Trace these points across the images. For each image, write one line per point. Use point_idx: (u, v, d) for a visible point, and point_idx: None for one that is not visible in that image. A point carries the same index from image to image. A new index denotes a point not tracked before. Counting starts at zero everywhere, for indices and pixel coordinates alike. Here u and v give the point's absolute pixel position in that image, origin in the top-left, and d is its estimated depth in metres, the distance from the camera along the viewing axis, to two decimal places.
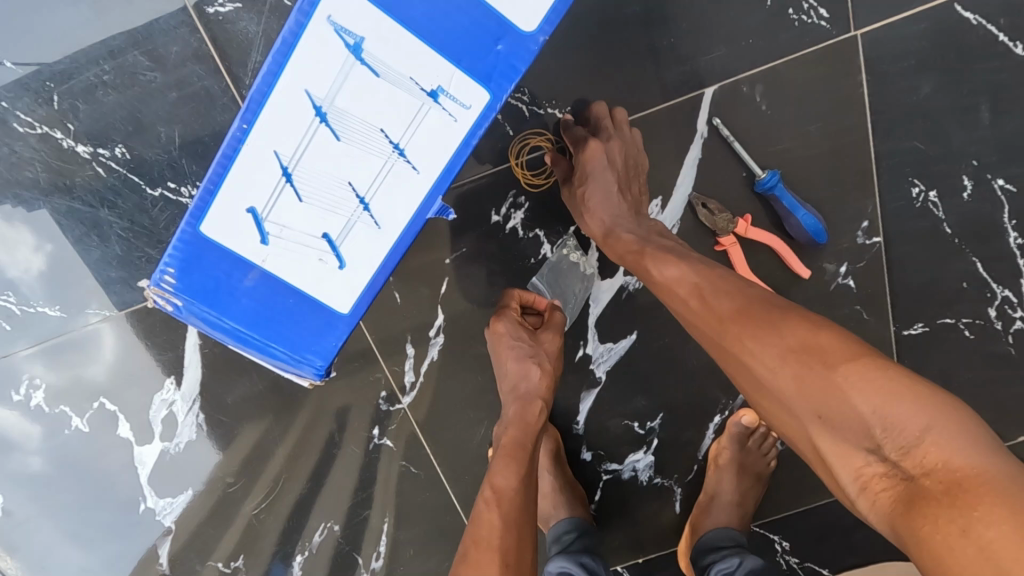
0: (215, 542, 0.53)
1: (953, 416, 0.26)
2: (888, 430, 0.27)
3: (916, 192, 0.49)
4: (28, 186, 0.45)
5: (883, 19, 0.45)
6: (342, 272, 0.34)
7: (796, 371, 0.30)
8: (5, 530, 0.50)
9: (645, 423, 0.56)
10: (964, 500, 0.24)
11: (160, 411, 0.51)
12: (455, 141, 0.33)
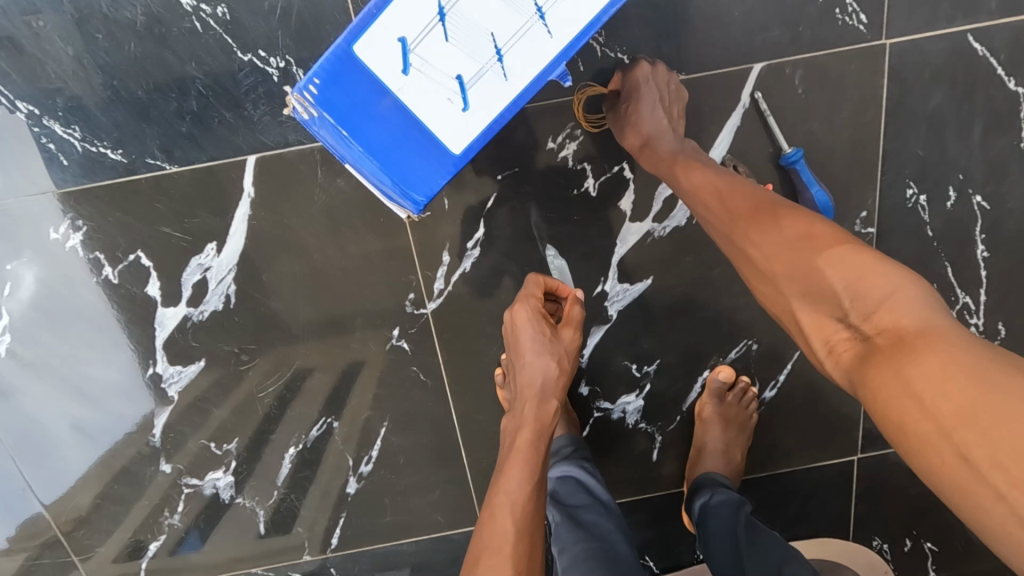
0: (213, 417, 0.60)
1: (909, 290, 0.35)
2: (856, 299, 0.36)
3: (910, 193, 0.56)
4: (125, 28, 0.49)
5: (914, 33, 0.52)
6: (464, 114, 0.38)
7: (789, 259, 0.40)
8: (30, 353, 0.57)
9: (643, 366, 0.62)
10: (903, 347, 0.33)
11: (196, 274, 0.56)
12: (590, 17, 0.36)
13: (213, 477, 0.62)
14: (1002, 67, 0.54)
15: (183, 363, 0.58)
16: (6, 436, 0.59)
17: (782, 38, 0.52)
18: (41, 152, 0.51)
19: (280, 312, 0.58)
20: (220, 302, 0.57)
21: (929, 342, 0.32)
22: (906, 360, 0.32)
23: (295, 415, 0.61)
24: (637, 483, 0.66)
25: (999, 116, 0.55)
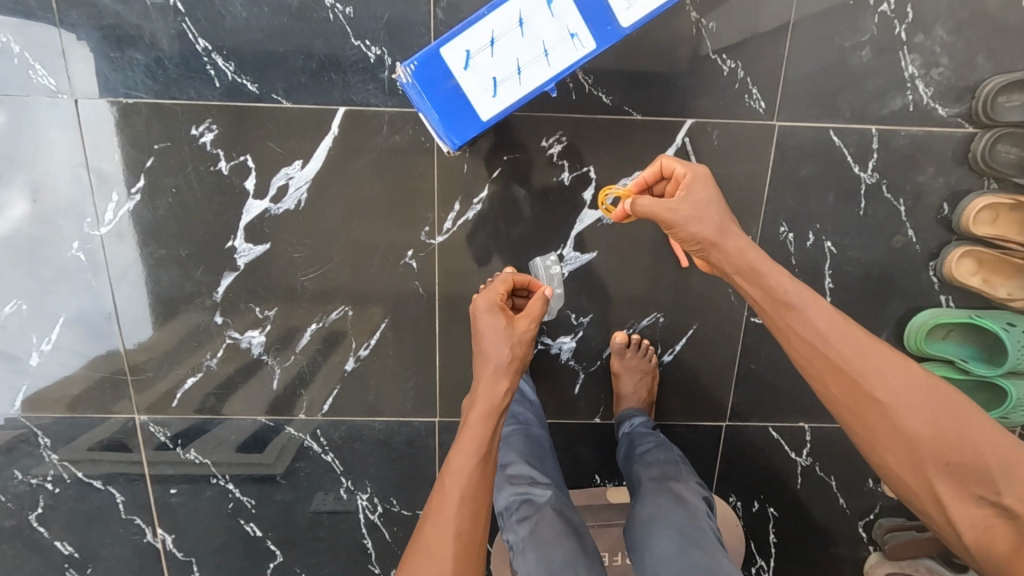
0: (265, 289, 0.83)
1: (911, 377, 0.55)
2: (917, 391, 0.54)
3: (782, 230, 0.82)
4: (282, 7, 0.73)
5: (796, 122, 0.78)
6: (493, 100, 0.62)
7: (841, 342, 0.57)
8: (150, 212, 0.79)
9: (579, 316, 0.86)
10: (961, 428, 0.52)
11: (282, 180, 0.79)
12: (573, 61, 0.61)
13: (251, 334, 0.85)
14: (851, 157, 0.80)
15: (254, 243, 0.81)
16: (115, 269, 0.81)
17: (710, 107, 0.78)
18: (203, 74, 0.75)
19: (333, 220, 0.81)
20: (294, 204, 0.80)
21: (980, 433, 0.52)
22: (967, 463, 0.52)
23: (324, 300, 0.84)
24: (558, 406, 0.89)
25: (846, 190, 0.81)
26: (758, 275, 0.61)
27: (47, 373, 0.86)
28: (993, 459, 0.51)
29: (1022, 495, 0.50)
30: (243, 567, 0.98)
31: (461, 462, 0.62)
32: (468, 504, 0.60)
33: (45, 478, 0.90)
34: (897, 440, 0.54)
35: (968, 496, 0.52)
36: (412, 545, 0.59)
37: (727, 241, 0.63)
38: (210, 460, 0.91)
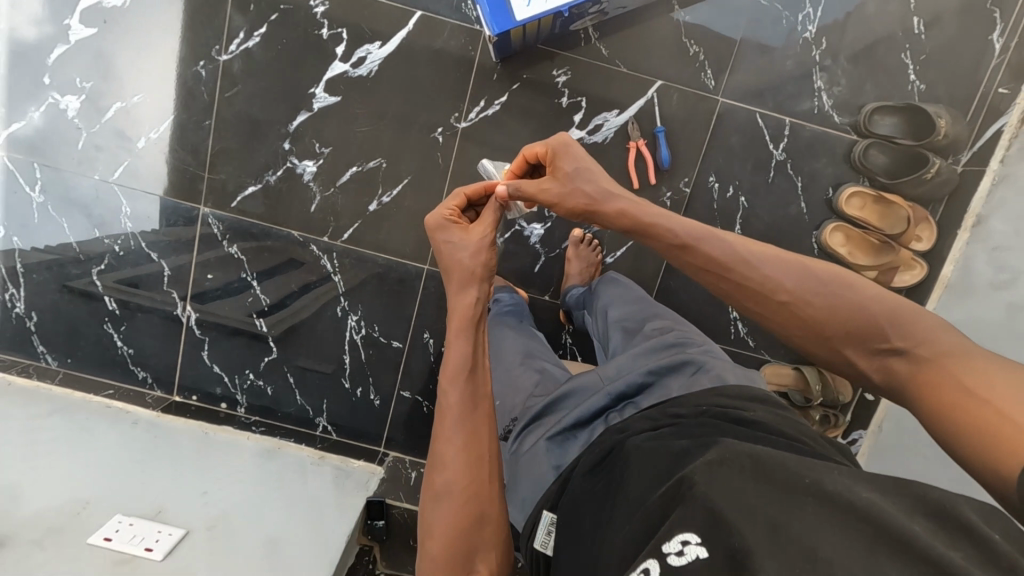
0: (328, 131, 1.11)
1: (800, 267, 0.64)
2: (804, 275, 0.63)
3: (710, 180, 1.11)
4: None
5: (735, 101, 1.09)
6: (524, 9, 0.92)
7: (737, 249, 0.67)
8: (262, 52, 1.08)
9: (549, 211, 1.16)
10: (845, 293, 0.61)
11: (363, 53, 1.08)
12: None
13: (306, 163, 1.13)
14: (769, 137, 1.10)
15: (330, 95, 1.10)
16: (224, 88, 1.10)
17: (678, 76, 1.08)
18: None
19: (390, 91, 1.09)
20: (366, 72, 1.09)
21: (859, 293, 0.61)
22: (860, 324, 0.59)
23: (367, 150, 1.12)
24: (519, 278, 1.18)
25: (761, 161, 1.11)
26: (645, 223, 0.71)
27: (147, 156, 1.13)
28: (876, 308, 0.59)
29: (908, 335, 0.57)
30: (244, 355, 1.22)
31: (453, 394, 0.71)
32: (467, 419, 0.71)
33: (117, 240, 1.16)
34: (810, 320, 0.62)
35: (871, 352, 0.59)
36: (432, 465, 0.71)
37: (604, 203, 0.74)
38: (244, 258, 1.17)
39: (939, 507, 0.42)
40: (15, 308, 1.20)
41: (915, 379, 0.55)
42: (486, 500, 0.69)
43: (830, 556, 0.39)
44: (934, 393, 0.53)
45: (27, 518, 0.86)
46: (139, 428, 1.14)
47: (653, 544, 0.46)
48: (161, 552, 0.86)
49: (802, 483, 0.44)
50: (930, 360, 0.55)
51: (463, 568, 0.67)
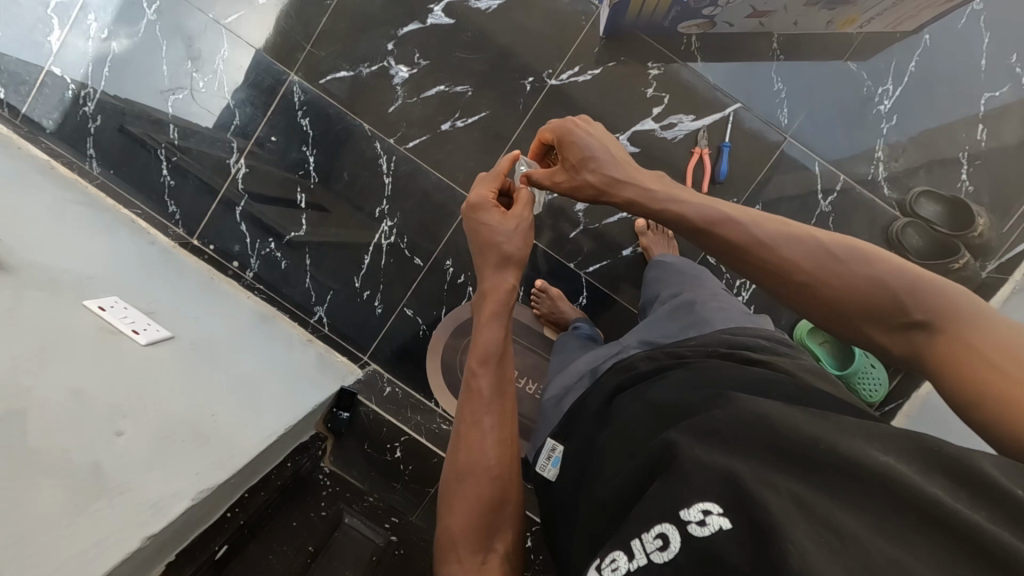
0: (432, 46, 1.20)
1: (808, 244, 0.57)
2: (814, 252, 0.57)
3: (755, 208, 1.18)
4: None
5: (799, 145, 1.17)
6: None
7: (738, 229, 0.60)
8: None
9: None
10: (860, 273, 0.54)
11: None
12: None
13: (402, 68, 1.21)
14: (821, 186, 1.17)
15: (445, 15, 1.19)
16: None
17: (756, 105, 1.17)
18: None
19: (499, 30, 1.19)
20: (484, 7, 1.18)
21: (877, 270, 0.53)
22: (878, 301, 0.52)
23: (458, 75, 1.20)
24: (552, 238, 1.23)
25: (806, 205, 1.17)
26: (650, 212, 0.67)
27: (264, 12, 1.22)
28: (897, 282, 0.52)
29: (931, 308, 0.49)
30: (276, 222, 1.27)
31: (484, 377, 0.74)
32: (496, 400, 0.72)
33: (207, 77, 1.25)
34: (824, 301, 0.55)
35: (892, 330, 0.52)
36: (455, 446, 0.71)
37: (611, 190, 0.71)
38: (310, 132, 1.24)
39: (960, 468, 0.38)
40: (86, 106, 1.27)
41: (937, 357, 0.48)
42: (508, 479, 0.69)
43: (861, 535, 0.34)
44: (963, 371, 0.46)
45: (41, 260, 0.87)
46: (154, 248, 1.17)
47: (665, 507, 0.41)
48: (147, 338, 0.85)
49: (817, 450, 0.40)
50: (955, 335, 0.48)
51: (481, 545, 0.66)
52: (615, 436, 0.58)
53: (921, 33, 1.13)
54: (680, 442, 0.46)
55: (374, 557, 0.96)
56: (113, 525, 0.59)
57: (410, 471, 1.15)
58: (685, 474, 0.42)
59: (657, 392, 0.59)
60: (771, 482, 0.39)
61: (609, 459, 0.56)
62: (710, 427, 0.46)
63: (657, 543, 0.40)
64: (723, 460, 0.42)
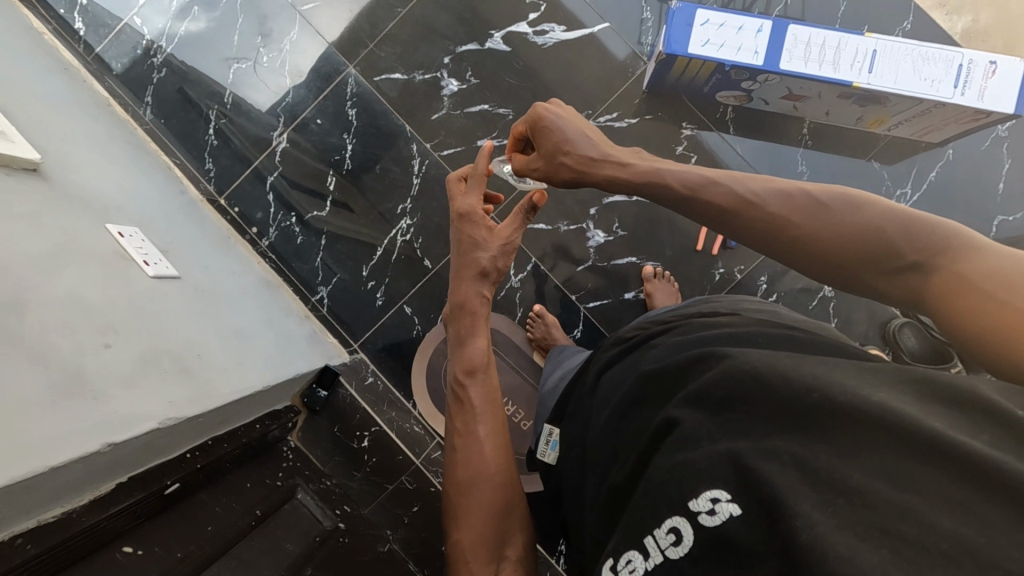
0: (485, 68, 1.28)
1: (799, 201, 0.61)
2: (806, 207, 0.60)
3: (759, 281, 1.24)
4: None
5: None
6: (699, 46, 1.04)
7: (728, 198, 0.64)
8: None
9: (617, 228, 1.26)
10: (852, 223, 0.57)
11: (548, 28, 1.27)
12: (748, 63, 1.03)
13: (453, 81, 1.28)
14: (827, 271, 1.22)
15: (503, 42, 1.27)
16: None
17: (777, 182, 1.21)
18: None
19: (549, 66, 1.27)
20: (541, 42, 1.27)
21: (868, 218, 0.57)
22: (873, 245, 0.56)
23: (503, 98, 1.27)
24: (561, 268, 1.27)
25: (807, 288, 1.23)
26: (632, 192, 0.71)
27: (338, 8, 1.31)
28: (887, 224, 0.56)
29: (923, 247, 0.54)
30: (302, 198, 1.32)
31: (473, 386, 0.75)
32: (488, 409, 0.74)
33: (273, 54, 1.33)
34: (821, 253, 0.59)
35: (890, 274, 0.56)
36: (454, 458, 0.72)
37: (588, 171, 0.74)
38: (354, 122, 1.31)
39: (952, 393, 0.42)
40: (155, 58, 1.35)
41: (932, 292, 0.52)
42: (512, 483, 0.70)
43: (866, 486, 0.38)
44: (954, 301, 0.50)
45: (75, 180, 0.90)
46: (184, 198, 1.21)
47: (676, 500, 0.45)
48: (155, 271, 0.88)
49: (810, 399, 0.43)
50: (945, 268, 0.52)
51: (494, 552, 0.66)
52: (615, 405, 0.60)
53: (945, 147, 1.18)
54: (682, 422, 0.49)
55: (318, 537, 0.93)
56: (82, 427, 0.60)
57: (373, 462, 1.19)
58: (687, 460, 0.45)
59: (651, 359, 0.61)
60: (772, 451, 0.42)
61: (610, 435, 0.59)
62: (704, 393, 0.49)
63: (670, 537, 0.44)
64: (723, 443, 0.45)
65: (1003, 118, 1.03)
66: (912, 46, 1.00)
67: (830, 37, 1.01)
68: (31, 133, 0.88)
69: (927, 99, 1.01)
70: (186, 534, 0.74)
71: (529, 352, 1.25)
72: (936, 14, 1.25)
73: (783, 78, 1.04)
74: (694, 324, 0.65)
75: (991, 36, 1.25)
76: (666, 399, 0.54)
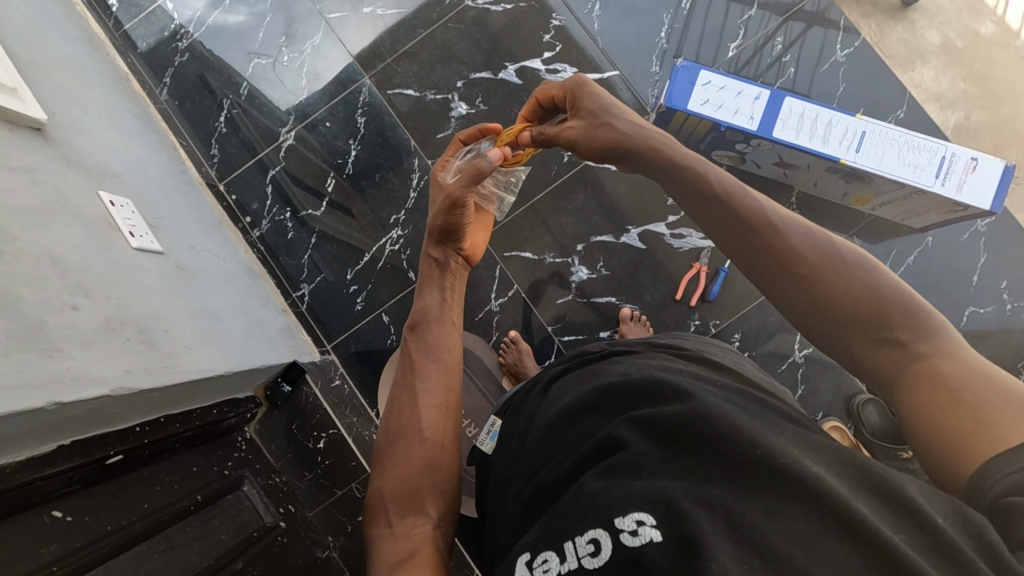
0: (495, 96, 1.32)
1: (820, 247, 0.62)
2: (825, 255, 0.62)
3: (733, 338, 1.25)
4: (641, 23, 1.34)
5: None
6: (698, 104, 1.08)
7: (757, 219, 0.65)
8: (495, 19, 1.34)
9: (600, 267, 1.29)
10: (863, 284, 0.59)
11: (561, 68, 1.32)
12: (743, 127, 1.07)
13: (462, 105, 1.33)
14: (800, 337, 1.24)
15: (515, 75, 1.32)
16: (451, 20, 1.34)
17: None
18: (584, 6, 1.34)
19: None
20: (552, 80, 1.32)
21: (874, 284, 0.59)
22: (871, 311, 0.58)
23: (509, 128, 1.31)
24: (541, 299, 1.29)
25: (780, 351, 1.24)
26: (675, 164, 0.71)
27: (364, 20, 1.37)
28: (892, 298, 0.58)
29: (914, 330, 0.56)
30: (300, 195, 1.34)
31: (422, 351, 0.79)
32: (428, 365, 0.78)
33: (295, 54, 1.37)
34: (822, 300, 0.60)
35: (871, 342, 0.58)
36: (392, 412, 0.76)
37: (639, 133, 0.74)
38: (361, 130, 1.34)
39: (883, 483, 0.42)
40: (180, 42, 1.39)
41: (904, 372, 0.55)
42: (443, 447, 0.72)
43: (781, 549, 0.38)
44: (921, 388, 0.54)
45: (76, 143, 0.92)
46: (183, 178, 1.23)
47: (602, 513, 0.45)
48: (138, 244, 0.89)
49: (749, 454, 0.43)
50: (925, 357, 0.55)
51: (413, 508, 0.68)
52: (565, 407, 0.60)
53: (926, 233, 1.21)
54: (629, 444, 0.49)
55: (255, 533, 0.92)
56: (35, 380, 0.60)
57: (327, 464, 1.18)
58: (625, 486, 0.46)
59: (612, 374, 0.61)
60: (705, 498, 0.43)
61: (552, 434, 0.59)
62: (658, 421, 0.49)
63: (588, 547, 0.45)
64: (658, 479, 0.46)
65: (979, 212, 1.09)
66: (898, 134, 1.06)
67: (823, 113, 1.07)
68: (42, 93, 0.91)
69: (910, 185, 1.05)
70: (122, 507, 0.73)
71: (498, 377, 1.26)
72: (930, 107, 1.31)
73: (774, 145, 1.09)
74: (660, 356, 0.65)
75: (982, 134, 1.30)
76: (615, 415, 0.55)
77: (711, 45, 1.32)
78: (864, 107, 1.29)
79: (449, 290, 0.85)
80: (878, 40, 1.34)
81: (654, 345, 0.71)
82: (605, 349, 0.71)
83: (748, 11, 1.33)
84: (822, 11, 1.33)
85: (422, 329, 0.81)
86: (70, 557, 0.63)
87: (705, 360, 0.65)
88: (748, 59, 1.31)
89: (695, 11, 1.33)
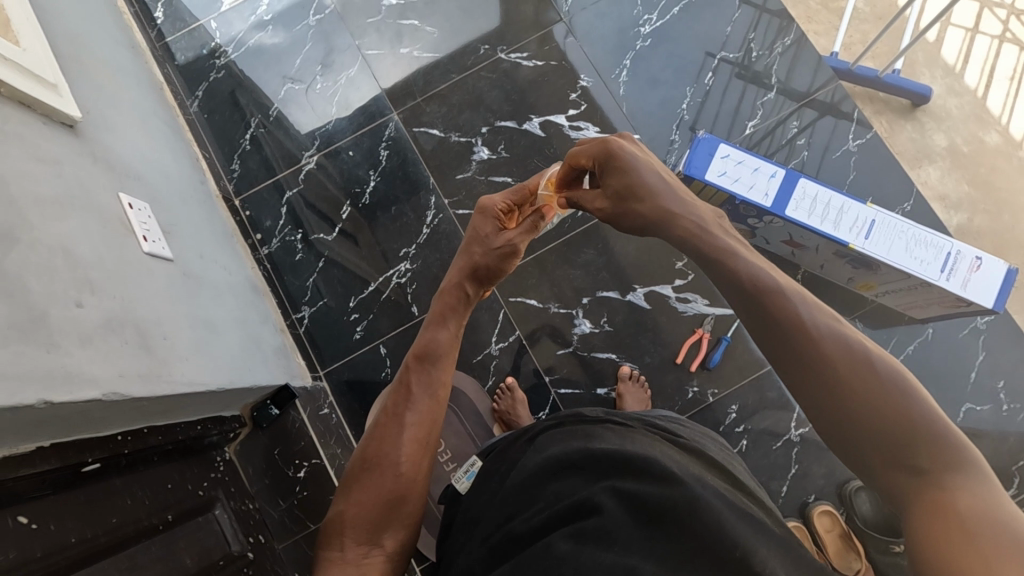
0: (518, 144, 1.36)
1: (850, 348, 0.56)
2: (848, 356, 0.56)
3: (728, 410, 1.24)
4: (665, 93, 1.39)
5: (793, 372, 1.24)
6: (715, 176, 1.11)
7: (788, 311, 0.59)
8: (527, 74, 1.39)
9: (603, 323, 1.29)
10: (888, 395, 0.53)
11: (585, 127, 1.37)
12: (757, 202, 1.10)
13: (485, 150, 1.36)
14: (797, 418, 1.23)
15: (539, 127, 1.36)
16: (484, 70, 1.40)
17: None
18: (611, 71, 1.40)
19: None
20: (574, 136, 1.36)
21: (903, 396, 0.53)
22: (892, 428, 0.52)
23: (528, 176, 1.34)
24: (542, 348, 1.28)
25: (773, 430, 1.23)
26: (720, 252, 0.65)
27: (400, 59, 1.41)
28: (918, 417, 0.52)
29: (937, 455, 0.51)
30: (314, 217, 1.35)
31: (416, 375, 0.78)
32: (422, 396, 0.76)
33: (329, 82, 1.41)
34: (841, 403, 0.55)
35: (885, 460, 0.53)
36: (374, 434, 0.74)
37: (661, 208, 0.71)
38: (383, 162, 1.37)
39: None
40: (218, 59, 1.43)
41: (916, 498, 0.50)
42: (415, 481, 0.71)
43: None
44: (933, 520, 0.48)
45: (104, 142, 0.92)
46: (202, 188, 1.25)
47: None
48: (149, 248, 0.88)
49: (728, 553, 0.45)
50: (945, 487, 0.50)
51: (370, 538, 0.68)
52: (551, 457, 0.59)
53: (926, 325, 1.23)
54: (606, 512, 0.49)
55: (221, 561, 0.87)
56: (29, 375, 0.57)
57: (304, 495, 1.14)
58: (596, 557, 0.46)
59: (607, 439, 0.59)
60: None
61: (531, 484, 0.58)
62: (638, 497, 0.49)
63: None
64: (629, 556, 0.46)
65: (980, 310, 1.11)
66: (905, 227, 1.08)
67: (835, 199, 1.10)
68: (80, 90, 0.92)
69: (915, 277, 1.07)
70: (89, 518, 0.70)
71: (489, 423, 1.24)
72: (934, 205, 1.35)
73: (785, 223, 1.11)
74: (654, 437, 0.64)
75: (983, 236, 1.34)
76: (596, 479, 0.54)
77: (729, 124, 1.37)
78: (873, 197, 1.33)
79: (458, 326, 0.85)
80: (889, 137, 1.41)
81: (650, 424, 0.70)
82: (602, 415, 0.70)
83: (767, 94, 1.38)
84: (838, 102, 1.38)
85: (429, 359, 0.79)
86: (31, 565, 0.60)
87: (698, 452, 0.64)
88: (763, 137, 1.36)
89: (715, 89, 1.39)
